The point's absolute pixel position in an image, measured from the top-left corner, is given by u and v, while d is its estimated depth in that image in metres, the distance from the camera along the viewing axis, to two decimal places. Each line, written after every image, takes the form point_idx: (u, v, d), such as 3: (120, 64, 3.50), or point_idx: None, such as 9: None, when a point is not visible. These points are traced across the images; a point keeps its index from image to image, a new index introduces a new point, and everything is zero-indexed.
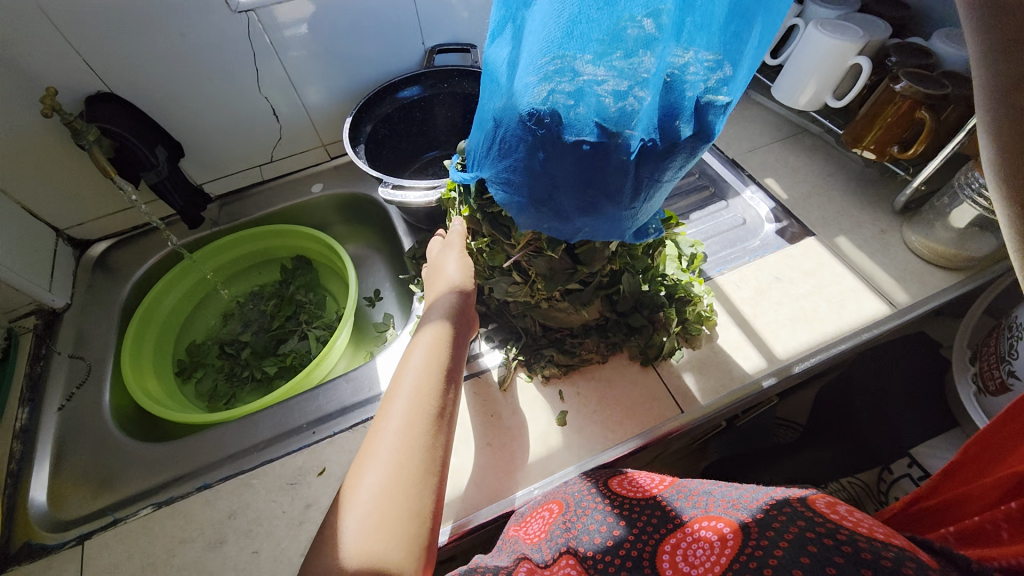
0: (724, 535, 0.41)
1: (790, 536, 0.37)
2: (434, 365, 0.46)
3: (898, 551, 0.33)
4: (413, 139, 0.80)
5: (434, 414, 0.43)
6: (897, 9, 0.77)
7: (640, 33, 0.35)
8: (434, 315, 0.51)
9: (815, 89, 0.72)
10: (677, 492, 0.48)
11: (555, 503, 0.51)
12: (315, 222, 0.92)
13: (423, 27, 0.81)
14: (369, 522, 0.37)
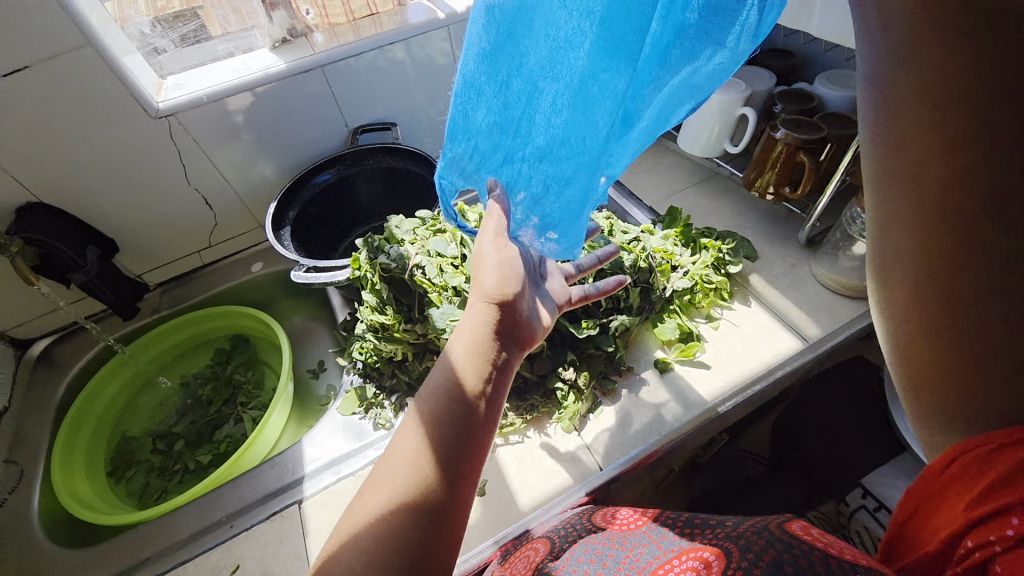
0: (707, 561, 0.37)
1: (766, 559, 0.34)
2: (465, 377, 0.39)
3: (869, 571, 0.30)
4: (344, 214, 0.84)
5: (465, 427, 0.38)
6: (783, 59, 0.82)
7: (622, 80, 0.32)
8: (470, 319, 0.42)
9: (714, 135, 0.77)
10: (664, 527, 0.46)
11: (542, 542, 0.49)
12: (259, 298, 0.94)
13: (344, 111, 0.86)
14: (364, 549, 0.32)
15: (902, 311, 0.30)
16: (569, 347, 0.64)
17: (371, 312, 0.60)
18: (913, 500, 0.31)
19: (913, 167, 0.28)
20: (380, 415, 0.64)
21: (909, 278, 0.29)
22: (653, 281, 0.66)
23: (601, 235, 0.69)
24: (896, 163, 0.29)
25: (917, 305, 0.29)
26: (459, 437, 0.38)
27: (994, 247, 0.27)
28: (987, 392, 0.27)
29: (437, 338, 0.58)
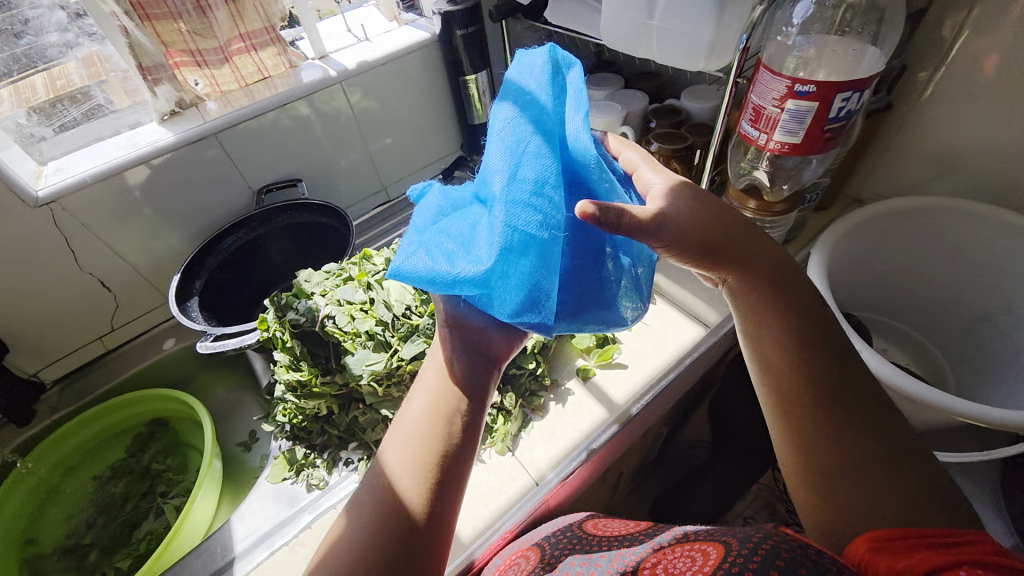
0: (705, 552, 0.40)
1: (762, 551, 0.36)
2: (427, 436, 0.43)
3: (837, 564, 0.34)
4: (256, 276, 0.83)
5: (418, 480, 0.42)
6: (653, 79, 0.91)
7: (525, 241, 0.41)
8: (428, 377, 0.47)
9: None
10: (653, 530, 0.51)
11: (530, 550, 0.52)
12: (176, 377, 0.89)
13: (245, 173, 0.85)
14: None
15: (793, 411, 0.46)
16: None
17: (285, 370, 0.58)
18: (866, 541, 0.38)
19: (776, 327, 0.48)
20: (313, 476, 0.62)
21: (785, 370, 0.47)
22: None
23: None
24: (768, 322, 0.48)
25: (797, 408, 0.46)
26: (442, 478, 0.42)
27: (818, 355, 0.46)
28: (822, 461, 0.44)
29: (359, 386, 0.58)
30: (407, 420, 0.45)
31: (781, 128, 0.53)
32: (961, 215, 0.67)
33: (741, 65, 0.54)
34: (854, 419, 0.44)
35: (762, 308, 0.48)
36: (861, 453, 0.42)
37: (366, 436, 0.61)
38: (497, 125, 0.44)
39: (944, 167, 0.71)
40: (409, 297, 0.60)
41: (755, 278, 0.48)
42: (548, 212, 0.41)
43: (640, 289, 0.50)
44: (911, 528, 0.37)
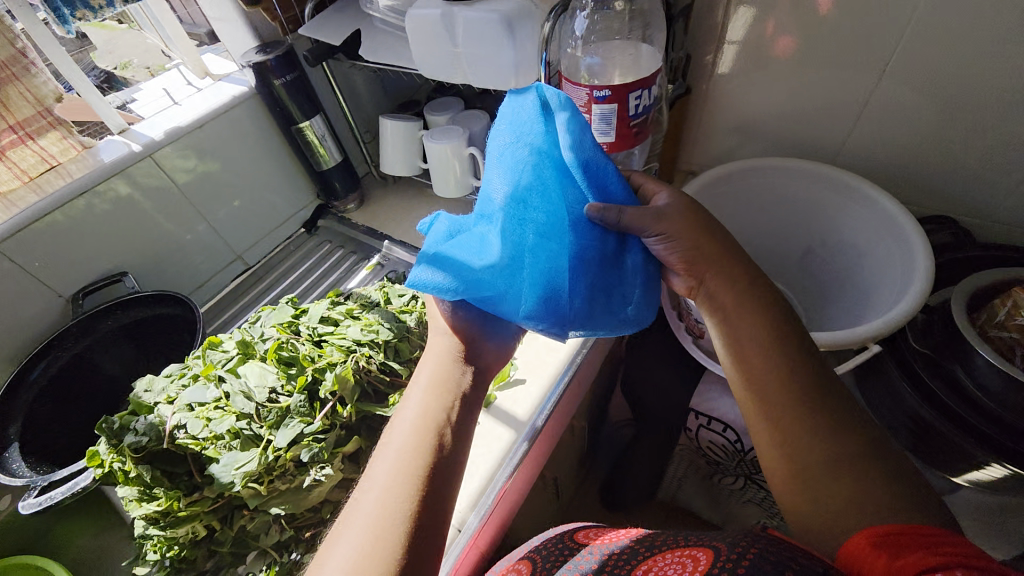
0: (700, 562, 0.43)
1: (749, 554, 0.39)
2: (412, 454, 0.45)
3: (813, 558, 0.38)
4: (89, 397, 0.70)
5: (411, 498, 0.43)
6: (492, 97, 0.93)
7: (527, 249, 0.46)
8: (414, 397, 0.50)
9: (457, 175, 0.86)
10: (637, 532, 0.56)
11: (524, 563, 0.63)
12: (19, 542, 0.73)
13: (51, 281, 0.73)
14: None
15: (768, 396, 0.48)
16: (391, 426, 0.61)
17: (138, 504, 0.50)
18: (864, 537, 0.39)
19: (750, 318, 0.49)
20: None
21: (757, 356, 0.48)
22: None
23: (377, 306, 0.66)
24: (744, 322, 0.50)
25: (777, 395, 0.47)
26: (440, 482, 0.45)
27: (785, 342, 0.48)
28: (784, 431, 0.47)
29: (233, 493, 0.51)
30: (395, 441, 0.47)
31: (596, 130, 0.57)
32: (768, 170, 0.77)
33: (548, 78, 0.58)
34: (830, 421, 0.46)
35: (740, 324, 0.50)
36: (828, 446, 0.45)
37: (262, 545, 0.53)
38: (496, 150, 0.48)
39: (746, 132, 0.81)
40: (271, 380, 0.55)
41: (733, 289, 0.51)
42: (546, 223, 0.46)
43: (654, 294, 0.50)
44: (900, 525, 0.39)
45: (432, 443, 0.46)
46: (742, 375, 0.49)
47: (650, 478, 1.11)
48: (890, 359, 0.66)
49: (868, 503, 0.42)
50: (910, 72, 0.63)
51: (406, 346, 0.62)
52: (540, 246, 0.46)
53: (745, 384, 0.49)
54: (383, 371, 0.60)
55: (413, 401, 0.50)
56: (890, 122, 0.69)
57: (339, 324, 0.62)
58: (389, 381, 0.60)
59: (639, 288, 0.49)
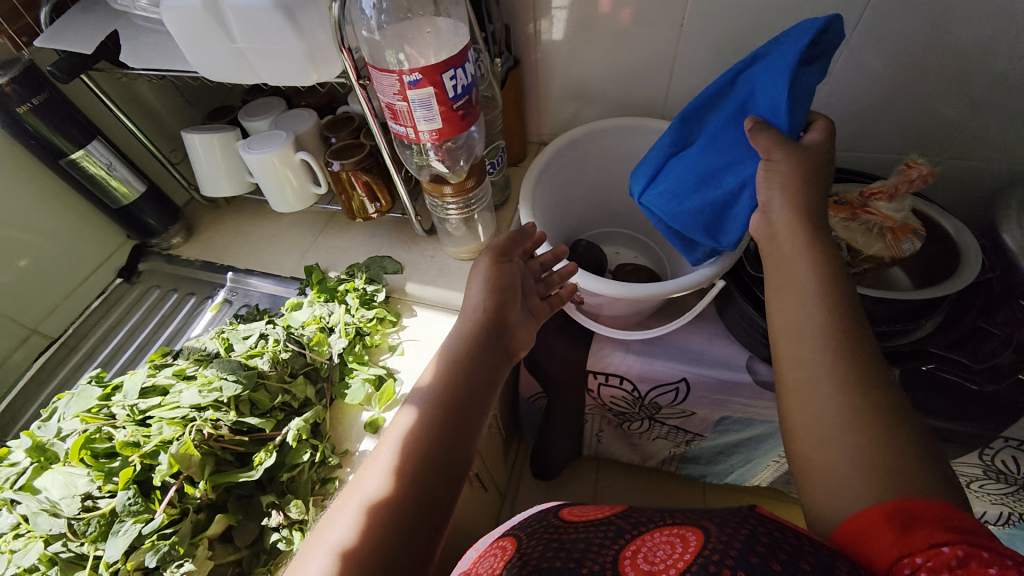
0: (687, 539, 0.42)
1: (742, 542, 0.38)
2: (389, 479, 0.42)
3: (808, 549, 0.37)
4: None
5: (380, 532, 0.39)
6: (316, 92, 0.84)
7: (648, 162, 0.65)
8: (411, 412, 0.47)
9: (295, 185, 0.76)
10: (630, 514, 0.50)
11: (507, 541, 0.55)
12: None
13: None
14: None
15: (799, 333, 0.46)
16: (264, 487, 0.52)
17: None
18: (879, 509, 0.36)
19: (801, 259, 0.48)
20: None
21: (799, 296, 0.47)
22: (308, 360, 0.60)
23: (218, 357, 0.56)
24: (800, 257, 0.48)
25: (804, 335, 0.46)
26: (438, 461, 0.43)
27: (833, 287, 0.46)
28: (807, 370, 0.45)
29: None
30: (379, 460, 0.44)
31: (421, 119, 0.52)
32: (609, 131, 0.79)
33: (354, 68, 0.51)
34: (856, 378, 0.42)
35: (784, 264, 0.49)
36: (852, 397, 0.41)
37: None
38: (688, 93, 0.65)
39: (583, 98, 0.83)
40: (81, 485, 0.44)
41: (794, 221, 0.49)
42: (666, 146, 0.63)
43: (736, 219, 0.58)
44: (916, 501, 0.36)
45: (424, 448, 0.44)
46: (783, 320, 0.48)
47: (571, 440, 1.15)
48: (738, 289, 0.73)
49: (891, 457, 0.38)
50: (704, 22, 0.68)
51: (263, 396, 0.54)
52: (655, 159, 0.64)
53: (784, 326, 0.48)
54: (240, 431, 0.52)
55: (408, 410, 0.47)
56: (699, 69, 0.74)
57: (170, 392, 0.52)
58: (249, 440, 0.52)
59: (731, 212, 0.58)
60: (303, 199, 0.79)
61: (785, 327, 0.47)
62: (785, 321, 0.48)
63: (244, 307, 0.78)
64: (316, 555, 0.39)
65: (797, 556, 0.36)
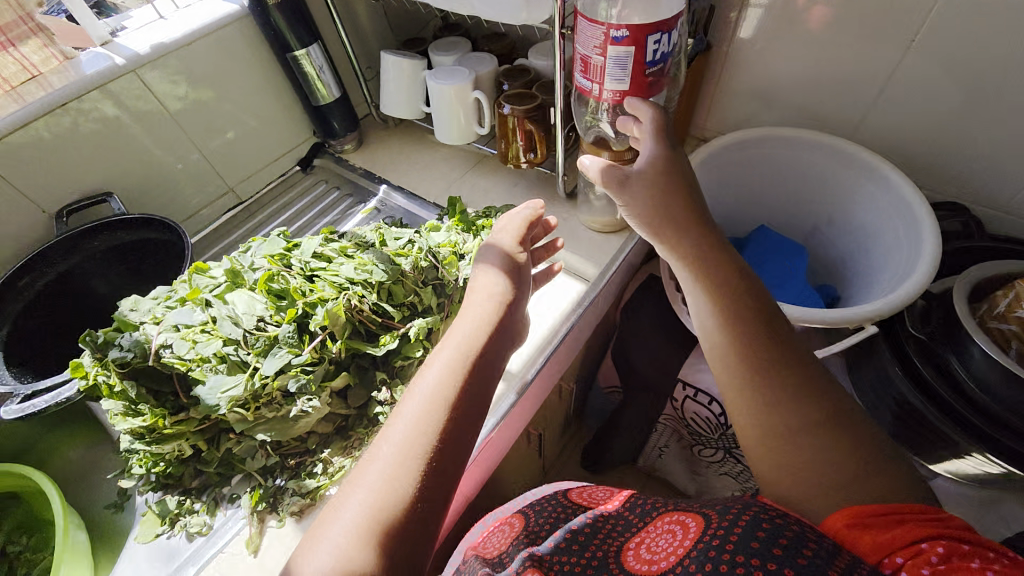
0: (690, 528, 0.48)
1: (744, 522, 0.42)
2: (445, 393, 0.43)
3: (797, 527, 0.40)
4: (78, 317, 0.70)
5: (440, 438, 0.41)
6: (501, 40, 0.89)
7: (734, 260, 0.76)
8: (464, 333, 0.47)
9: (462, 122, 0.83)
10: (634, 501, 0.60)
11: (515, 520, 0.66)
12: (13, 449, 0.75)
13: (34, 194, 0.70)
14: (343, 547, 0.36)
15: (742, 374, 0.48)
16: (381, 367, 0.60)
17: (125, 418, 0.51)
18: (845, 516, 0.40)
19: (728, 302, 0.50)
20: (193, 523, 0.55)
21: (730, 339, 0.49)
22: (441, 274, 0.66)
23: (372, 248, 0.65)
24: (731, 298, 0.50)
25: (747, 375, 0.48)
26: (434, 486, 0.39)
27: (753, 330, 0.49)
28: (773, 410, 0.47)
29: (220, 416, 0.52)
30: (429, 376, 0.44)
31: (610, 77, 0.54)
32: (783, 142, 0.75)
33: (562, 16, 0.55)
34: (796, 407, 0.46)
35: (713, 303, 0.51)
36: (808, 421, 0.45)
37: (247, 467, 0.55)
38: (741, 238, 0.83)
39: (765, 101, 0.79)
40: (259, 309, 0.54)
41: (705, 254, 0.51)
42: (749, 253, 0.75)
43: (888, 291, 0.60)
44: (884, 501, 0.40)
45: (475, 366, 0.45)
46: (723, 359, 0.50)
47: (631, 442, 1.14)
48: (883, 341, 0.66)
49: (854, 466, 0.42)
50: (944, 42, 0.60)
51: (399, 290, 0.61)
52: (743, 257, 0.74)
53: (724, 365, 0.50)
54: (378, 312, 0.60)
55: (458, 334, 0.47)
56: (913, 96, 0.66)
57: (332, 263, 0.61)
58: (380, 323, 0.60)
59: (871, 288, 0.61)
60: (467, 138, 0.86)
61: (725, 364, 0.50)
62: (730, 368, 0.49)
63: (388, 218, 0.88)
64: (377, 459, 0.40)
65: (800, 541, 0.39)
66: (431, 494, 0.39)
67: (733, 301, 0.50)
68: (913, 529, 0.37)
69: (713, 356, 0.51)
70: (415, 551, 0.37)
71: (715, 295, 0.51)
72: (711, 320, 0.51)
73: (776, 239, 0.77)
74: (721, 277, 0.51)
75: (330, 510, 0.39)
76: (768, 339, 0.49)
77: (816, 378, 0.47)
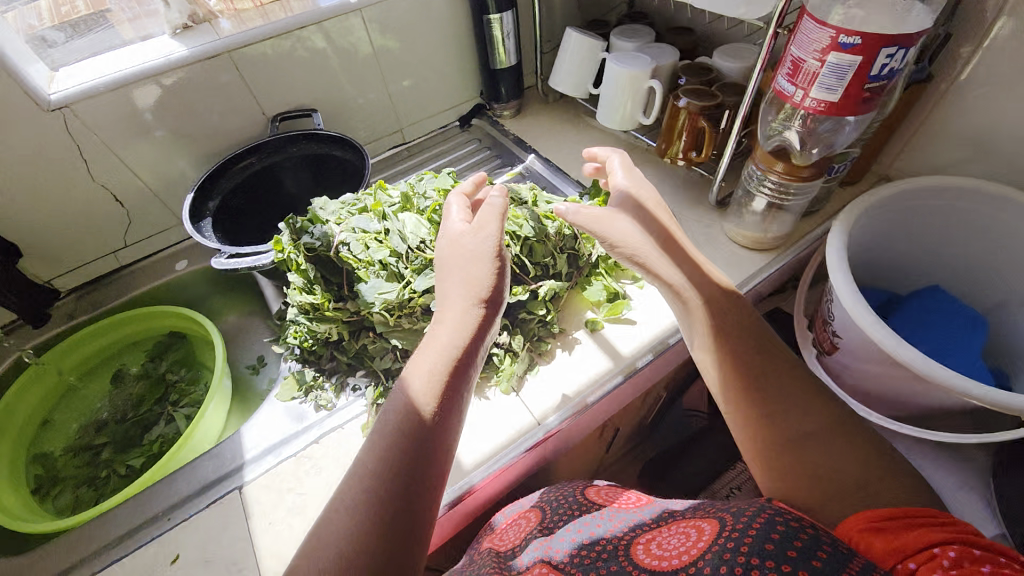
0: (701, 529, 0.46)
1: (758, 522, 0.41)
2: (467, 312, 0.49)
3: (811, 530, 0.38)
4: (267, 205, 0.83)
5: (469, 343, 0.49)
6: (686, 35, 0.87)
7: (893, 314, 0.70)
8: (476, 267, 0.51)
9: (627, 110, 0.83)
10: (649, 503, 0.58)
11: (533, 512, 0.65)
12: (187, 299, 0.90)
13: (260, 97, 0.83)
14: (391, 431, 0.45)
15: (734, 387, 0.51)
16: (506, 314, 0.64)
17: (299, 293, 0.60)
18: (858, 522, 0.40)
19: (713, 319, 0.54)
20: (321, 397, 0.64)
21: (722, 355, 0.53)
22: (578, 247, 0.69)
23: (524, 206, 0.69)
24: (720, 313, 0.54)
25: (739, 389, 0.51)
26: (418, 462, 0.44)
27: (738, 346, 0.52)
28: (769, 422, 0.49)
29: (369, 314, 0.59)
30: (455, 306, 0.50)
31: (819, 84, 0.52)
32: (988, 200, 0.66)
33: (783, 16, 0.54)
34: (785, 413, 0.49)
35: (703, 319, 0.54)
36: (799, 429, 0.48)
37: (374, 364, 0.63)
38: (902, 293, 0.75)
39: (978, 150, 0.69)
40: (423, 232, 0.61)
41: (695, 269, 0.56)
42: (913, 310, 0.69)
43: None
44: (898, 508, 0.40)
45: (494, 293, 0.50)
46: (715, 368, 0.53)
47: (699, 471, 1.09)
48: None
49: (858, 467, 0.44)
50: None
51: (540, 248, 0.65)
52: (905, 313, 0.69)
53: (715, 372, 0.53)
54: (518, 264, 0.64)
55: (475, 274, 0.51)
56: None
57: None
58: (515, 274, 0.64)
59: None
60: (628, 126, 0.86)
61: (717, 373, 0.53)
62: (723, 382, 0.52)
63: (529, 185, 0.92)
64: (415, 372, 0.48)
65: (814, 543, 0.37)
66: (451, 392, 0.47)
67: (716, 315, 0.54)
68: (927, 533, 0.37)
69: (704, 365, 0.55)
70: (433, 436, 0.45)
71: (701, 309, 0.54)
72: (700, 335, 0.55)
73: (946, 301, 0.69)
74: (707, 290, 0.55)
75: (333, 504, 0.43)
76: (756, 353, 0.52)
77: (803, 386, 0.51)
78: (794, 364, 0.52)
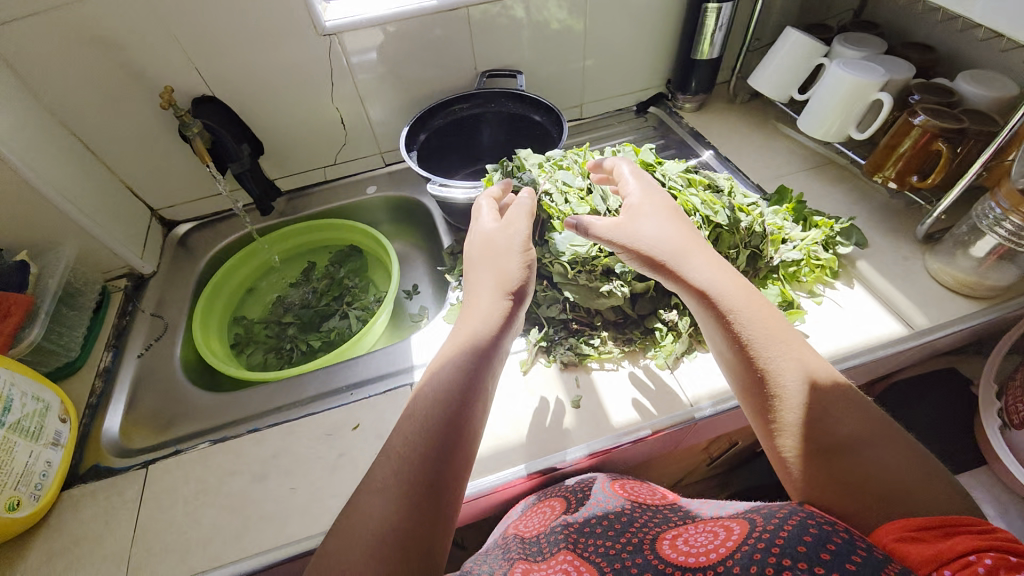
0: (729, 526, 0.44)
1: (793, 525, 0.39)
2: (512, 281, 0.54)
3: (847, 536, 0.37)
4: (459, 150, 0.91)
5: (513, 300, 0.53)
6: (927, 53, 0.80)
7: None
8: (516, 253, 0.56)
9: (838, 120, 0.78)
10: (683, 505, 0.55)
11: (558, 500, 0.57)
12: (365, 220, 1.02)
13: (476, 53, 0.91)
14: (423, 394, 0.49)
15: (765, 412, 0.48)
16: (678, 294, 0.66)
17: None
18: (896, 530, 0.38)
19: (732, 337, 0.50)
20: None
21: (748, 377, 0.49)
22: (764, 247, 0.67)
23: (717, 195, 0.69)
24: (739, 328, 0.50)
25: (769, 413, 0.47)
26: (453, 429, 0.46)
27: (761, 368, 0.48)
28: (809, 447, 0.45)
29: (552, 262, 0.66)
30: (489, 281, 0.55)
31: None
32: None
33: None
34: (819, 437, 0.44)
35: (723, 341, 0.51)
36: (836, 451, 0.44)
37: (541, 310, 0.68)
38: None
39: None
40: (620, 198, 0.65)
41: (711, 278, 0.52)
42: None
43: None
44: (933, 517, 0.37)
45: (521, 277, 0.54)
46: (745, 385, 0.50)
47: None
48: None
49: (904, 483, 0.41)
50: None
51: (727, 238, 0.65)
52: None
53: (746, 387, 0.50)
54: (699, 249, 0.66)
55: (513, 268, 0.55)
56: None
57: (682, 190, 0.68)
58: None
59: None
60: (832, 137, 0.80)
61: (746, 386, 0.50)
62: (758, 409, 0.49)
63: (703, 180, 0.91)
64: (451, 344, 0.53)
65: (844, 552, 0.35)
66: (483, 351, 0.51)
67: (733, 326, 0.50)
68: (958, 543, 0.35)
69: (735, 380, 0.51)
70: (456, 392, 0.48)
71: (718, 321, 0.51)
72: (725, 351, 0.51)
73: None
74: (727, 296, 0.51)
75: (364, 488, 0.44)
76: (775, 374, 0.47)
77: (843, 398, 0.46)
78: (835, 373, 0.48)
